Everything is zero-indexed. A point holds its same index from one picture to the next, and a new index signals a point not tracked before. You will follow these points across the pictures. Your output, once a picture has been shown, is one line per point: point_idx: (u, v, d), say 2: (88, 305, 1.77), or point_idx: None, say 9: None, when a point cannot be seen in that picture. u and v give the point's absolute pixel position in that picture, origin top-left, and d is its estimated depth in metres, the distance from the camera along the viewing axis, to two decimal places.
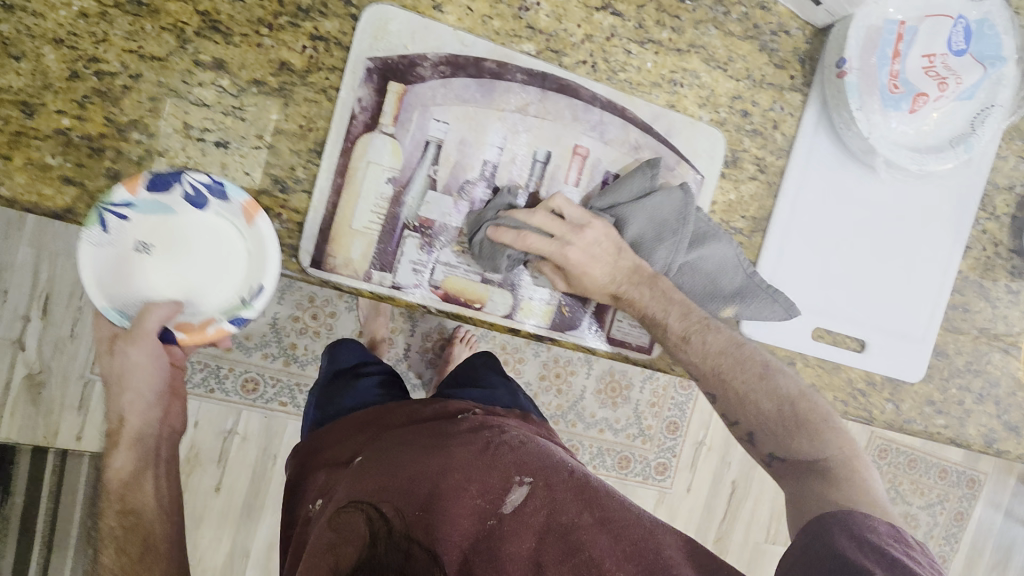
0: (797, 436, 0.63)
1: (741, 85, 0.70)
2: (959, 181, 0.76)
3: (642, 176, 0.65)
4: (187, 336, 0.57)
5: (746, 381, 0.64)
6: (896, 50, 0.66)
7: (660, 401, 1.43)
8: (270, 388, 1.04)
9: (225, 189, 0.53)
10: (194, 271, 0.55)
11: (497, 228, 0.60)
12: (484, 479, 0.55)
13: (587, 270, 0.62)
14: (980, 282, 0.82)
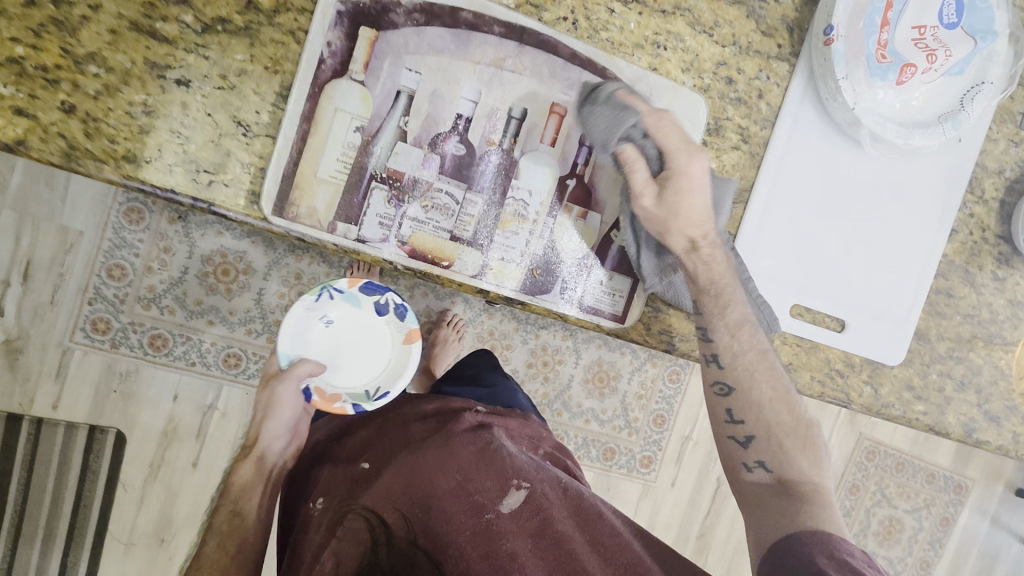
0: (793, 454, 0.68)
1: (727, 52, 0.68)
2: (947, 162, 0.74)
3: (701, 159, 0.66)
4: (320, 400, 0.66)
5: (771, 392, 0.68)
6: (884, 18, 0.65)
7: (648, 393, 1.42)
8: (252, 364, 1.25)
9: (406, 313, 0.68)
10: (349, 355, 0.66)
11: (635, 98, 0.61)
12: (480, 480, 0.66)
13: (694, 193, 0.62)
14: (965, 267, 0.80)
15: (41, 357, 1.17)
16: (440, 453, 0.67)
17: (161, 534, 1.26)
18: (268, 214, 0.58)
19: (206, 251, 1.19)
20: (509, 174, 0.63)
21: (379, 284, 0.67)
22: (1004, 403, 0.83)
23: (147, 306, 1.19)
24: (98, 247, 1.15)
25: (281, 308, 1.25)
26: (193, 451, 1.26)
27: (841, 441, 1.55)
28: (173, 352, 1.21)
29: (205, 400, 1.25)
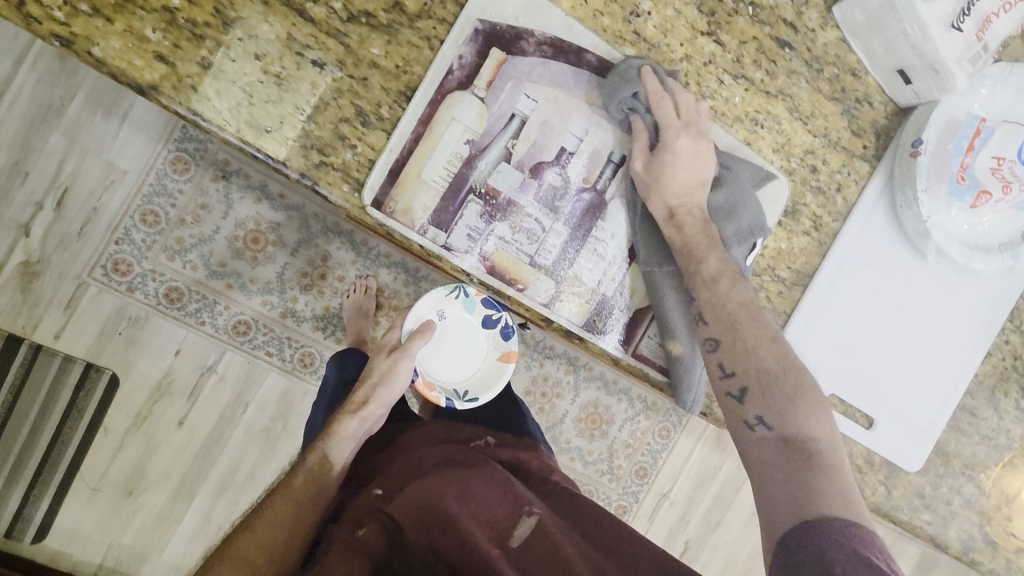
0: (794, 406, 0.64)
1: (816, 142, 0.71)
2: (999, 288, 0.77)
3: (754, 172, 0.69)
4: (422, 384, 0.80)
5: (758, 336, 0.65)
6: (970, 144, 0.68)
7: (636, 443, 1.39)
8: (260, 335, 1.24)
9: (510, 335, 0.81)
10: (453, 351, 0.81)
11: (648, 70, 0.62)
12: (493, 510, 0.64)
13: (681, 165, 0.64)
14: (991, 389, 0.82)
15: (55, 286, 1.16)
16: (449, 478, 0.66)
17: (130, 487, 1.23)
18: (367, 205, 0.60)
19: (242, 215, 1.20)
20: (595, 215, 0.66)
21: (498, 303, 0.79)
22: (1004, 529, 0.84)
23: (171, 257, 1.18)
24: (138, 190, 1.16)
25: (301, 287, 1.24)
26: (181, 410, 1.24)
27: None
28: (186, 308, 1.20)
29: (206, 361, 1.23)
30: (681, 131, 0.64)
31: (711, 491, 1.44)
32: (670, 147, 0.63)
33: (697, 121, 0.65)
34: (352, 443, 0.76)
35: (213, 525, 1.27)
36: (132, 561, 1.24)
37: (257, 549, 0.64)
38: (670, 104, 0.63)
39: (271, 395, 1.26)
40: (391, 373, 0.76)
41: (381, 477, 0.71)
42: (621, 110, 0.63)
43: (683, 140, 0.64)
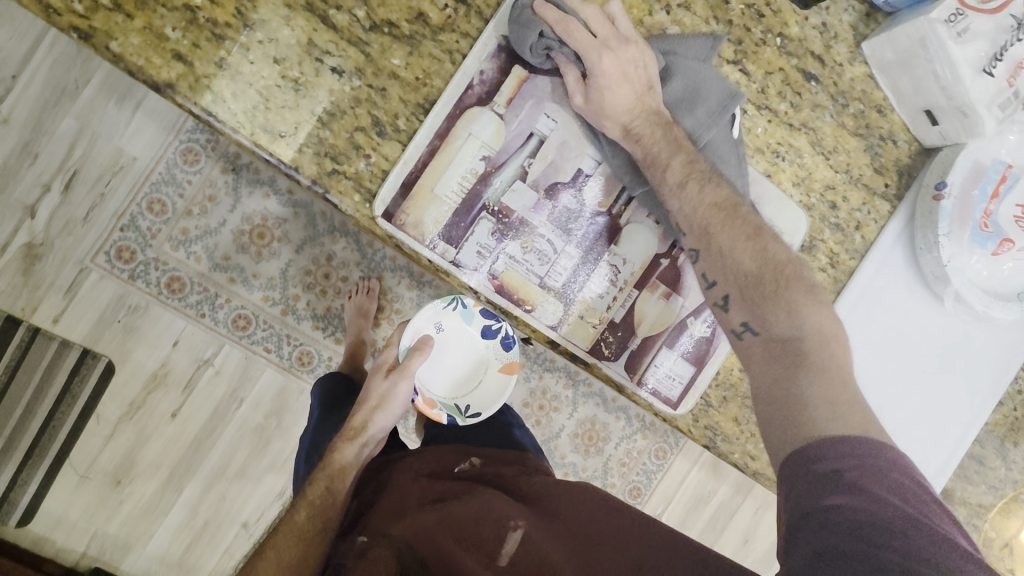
0: (774, 305, 0.56)
1: (838, 178, 0.70)
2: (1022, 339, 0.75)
3: (703, 44, 0.62)
4: (422, 402, 0.81)
5: (731, 238, 0.58)
6: (996, 191, 0.67)
7: (631, 463, 1.37)
8: (260, 331, 1.22)
9: (511, 345, 0.81)
10: (453, 363, 0.81)
11: (544, 4, 0.57)
12: (477, 531, 0.60)
13: (613, 84, 0.58)
14: (1001, 439, 0.80)
15: (57, 270, 1.15)
16: (433, 514, 0.63)
17: (119, 476, 1.22)
18: (378, 217, 0.58)
19: (249, 210, 1.19)
20: (609, 239, 0.65)
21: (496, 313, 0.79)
22: None
23: (175, 248, 1.17)
24: (146, 178, 1.15)
25: (304, 285, 1.23)
26: (175, 401, 1.22)
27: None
28: (187, 299, 1.19)
29: (203, 354, 1.22)
30: (604, 46, 0.57)
31: (704, 516, 1.41)
32: (603, 71, 0.57)
33: (609, 33, 0.58)
34: (352, 470, 0.76)
35: (200, 519, 1.25)
36: (116, 551, 1.23)
37: None
38: (577, 27, 0.57)
39: (266, 392, 1.25)
40: (389, 397, 0.78)
41: (366, 526, 0.68)
42: (540, 57, 0.58)
43: (609, 54, 0.57)
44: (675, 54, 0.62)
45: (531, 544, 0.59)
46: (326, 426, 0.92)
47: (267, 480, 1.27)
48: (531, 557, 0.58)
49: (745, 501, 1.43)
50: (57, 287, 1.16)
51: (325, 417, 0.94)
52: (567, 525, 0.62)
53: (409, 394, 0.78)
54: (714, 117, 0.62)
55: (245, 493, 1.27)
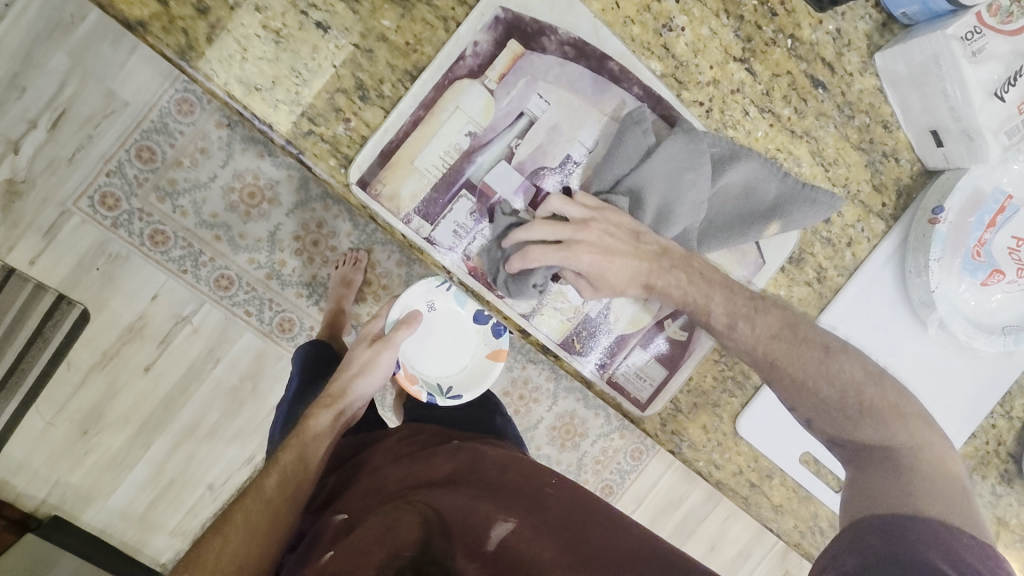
0: (863, 424, 0.61)
1: (835, 192, 0.68)
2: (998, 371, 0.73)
3: (632, 135, 0.59)
4: (403, 376, 0.78)
5: (804, 367, 0.61)
6: (992, 220, 0.65)
7: (605, 461, 1.36)
8: (241, 293, 1.19)
9: (501, 333, 0.79)
10: (439, 343, 0.79)
11: (510, 261, 0.59)
12: (467, 517, 0.61)
13: (607, 270, 0.60)
14: (970, 472, 0.78)
15: (37, 211, 1.12)
16: (420, 507, 0.62)
17: (86, 426, 1.20)
18: (353, 183, 0.56)
19: (241, 167, 1.16)
20: None
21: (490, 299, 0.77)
22: None
23: (161, 199, 1.14)
24: (136, 125, 1.11)
25: (291, 249, 1.19)
26: (150, 355, 1.20)
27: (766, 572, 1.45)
28: (170, 253, 1.16)
29: (182, 311, 1.19)
30: (574, 242, 0.58)
31: (673, 520, 1.41)
32: (588, 262, 0.59)
33: (563, 228, 0.58)
34: (327, 437, 0.73)
35: (165, 477, 1.24)
36: (77, 501, 1.21)
37: (229, 558, 0.62)
38: (543, 245, 0.58)
39: (243, 355, 1.23)
40: (370, 365, 0.75)
41: (343, 502, 0.68)
42: (545, 277, 0.61)
43: (582, 244, 0.58)
44: (624, 178, 0.60)
45: (518, 538, 0.60)
46: (303, 399, 0.91)
47: (236, 445, 1.26)
48: (517, 552, 0.59)
49: (715, 509, 1.41)
50: (34, 228, 1.12)
51: (303, 388, 0.92)
52: (552, 513, 0.63)
53: (391, 364, 0.75)
54: (698, 182, 0.59)
55: (214, 455, 1.25)
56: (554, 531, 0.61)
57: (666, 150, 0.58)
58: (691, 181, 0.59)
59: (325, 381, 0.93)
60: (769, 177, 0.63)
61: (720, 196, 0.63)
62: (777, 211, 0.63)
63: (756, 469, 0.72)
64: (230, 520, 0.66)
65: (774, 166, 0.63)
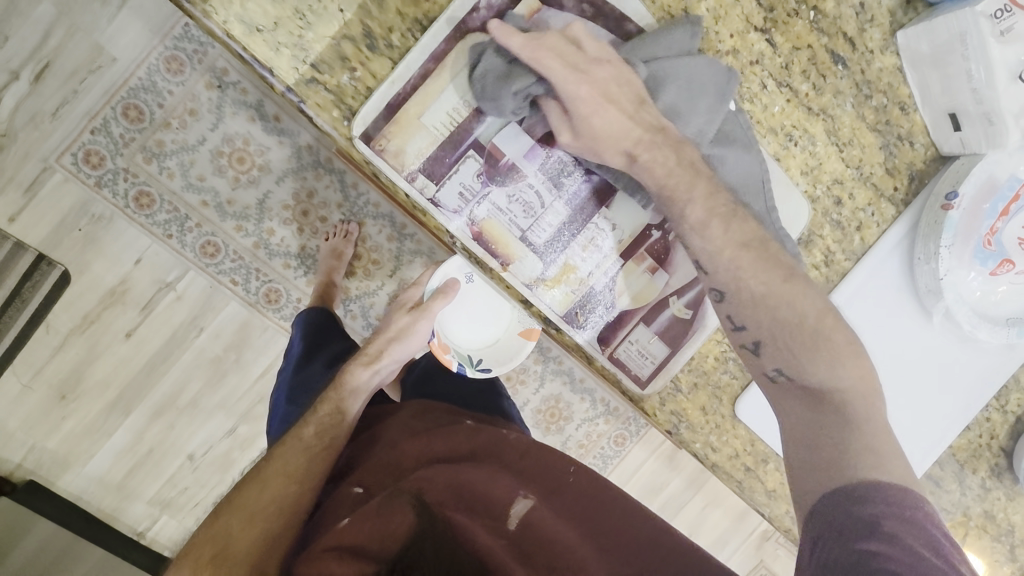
0: (809, 358, 0.58)
1: (847, 173, 0.66)
2: (998, 366, 0.72)
3: (682, 35, 0.56)
4: (437, 345, 0.86)
5: (764, 282, 0.58)
6: (1005, 208, 0.64)
7: (588, 446, 1.35)
8: (228, 262, 1.16)
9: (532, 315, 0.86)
10: (472, 316, 0.87)
11: (503, 32, 0.52)
12: (490, 490, 0.62)
13: (597, 115, 0.55)
14: (960, 465, 0.76)
15: (17, 165, 1.07)
16: (445, 482, 0.61)
17: (63, 391, 1.16)
18: (356, 137, 0.54)
19: (231, 130, 1.11)
20: (600, 201, 0.61)
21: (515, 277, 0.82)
22: None
23: (148, 160, 1.10)
24: (124, 81, 1.06)
25: (281, 219, 1.16)
26: (132, 321, 1.16)
27: (741, 561, 1.44)
28: (155, 217, 1.12)
29: (166, 277, 1.15)
30: (585, 70, 0.53)
31: (653, 505, 1.40)
32: (586, 98, 0.54)
33: (577, 57, 0.53)
34: (361, 394, 0.77)
35: (145, 445, 1.21)
36: (52, 467, 1.18)
37: (267, 501, 0.61)
38: (547, 53, 0.52)
39: (228, 325, 1.19)
40: (406, 331, 0.83)
41: (359, 473, 0.66)
42: (522, 102, 0.54)
43: (589, 77, 0.53)
44: (655, 59, 0.56)
45: (541, 517, 0.61)
46: (308, 369, 0.87)
47: (217, 416, 1.23)
48: (538, 529, 0.60)
49: (695, 497, 1.40)
50: (13, 183, 1.07)
51: (307, 359, 0.89)
52: (569, 489, 0.64)
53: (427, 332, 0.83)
54: (714, 110, 0.57)
55: (194, 426, 1.22)
56: (573, 515, 0.62)
57: (704, 61, 0.56)
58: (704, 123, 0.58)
59: (328, 352, 0.91)
60: (759, 188, 0.60)
61: (706, 168, 0.61)
62: (758, 221, 0.61)
63: (752, 454, 0.70)
64: (271, 464, 0.66)
65: (768, 183, 0.60)
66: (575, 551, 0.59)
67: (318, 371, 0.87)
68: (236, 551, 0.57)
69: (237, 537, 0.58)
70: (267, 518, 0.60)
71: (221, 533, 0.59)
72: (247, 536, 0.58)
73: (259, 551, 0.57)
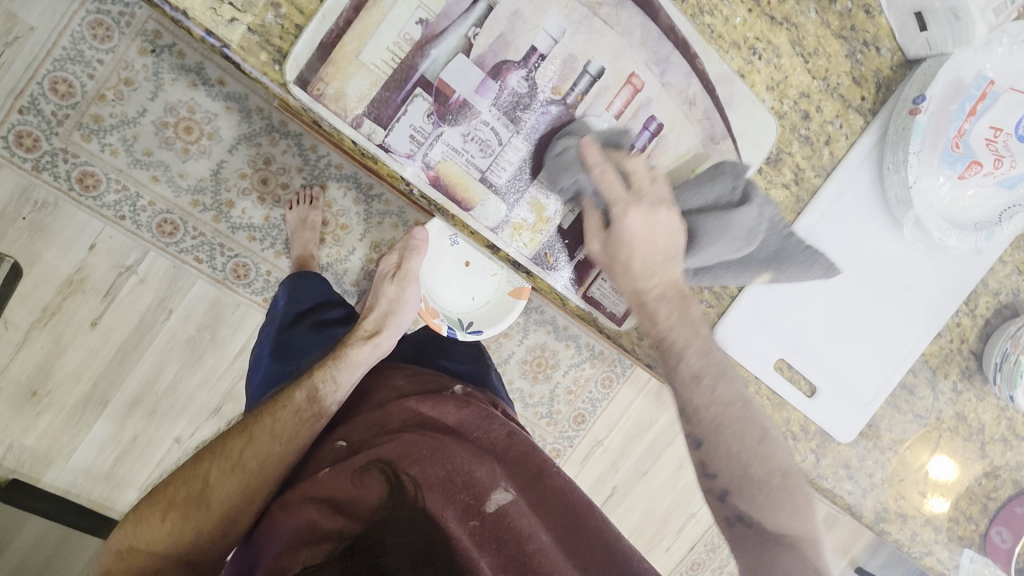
0: (775, 509, 0.62)
1: (814, 85, 0.64)
2: (963, 281, 0.73)
3: (722, 185, 0.62)
4: (426, 310, 0.91)
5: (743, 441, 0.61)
6: (973, 108, 0.63)
7: (577, 391, 1.35)
8: (188, 240, 1.10)
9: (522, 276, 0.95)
10: (454, 279, 0.96)
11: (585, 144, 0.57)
12: (472, 472, 0.59)
13: (633, 249, 0.59)
14: (933, 371, 0.77)
15: None
16: (433, 454, 0.58)
17: (35, 386, 1.12)
18: (290, 82, 0.50)
19: (173, 99, 1.04)
20: (562, 133, 0.58)
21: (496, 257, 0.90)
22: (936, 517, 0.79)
23: (87, 138, 1.02)
24: (47, 52, 0.98)
25: (238, 190, 1.10)
26: (95, 309, 1.11)
27: None
28: (103, 199, 1.05)
29: (125, 260, 1.09)
30: (629, 207, 0.58)
31: (643, 443, 1.42)
32: (640, 230, 0.58)
33: (644, 207, 0.58)
34: (360, 366, 0.73)
35: (129, 433, 1.18)
36: (35, 463, 1.14)
37: (250, 457, 0.61)
38: (613, 177, 0.58)
39: (198, 305, 1.14)
40: (399, 301, 0.84)
41: (348, 429, 0.66)
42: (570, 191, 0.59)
43: (634, 215, 0.58)
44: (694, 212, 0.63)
45: (519, 512, 0.58)
46: (294, 331, 0.84)
47: (199, 397, 1.20)
48: (513, 522, 0.57)
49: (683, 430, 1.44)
50: None
51: (294, 318, 0.86)
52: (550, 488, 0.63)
53: (416, 297, 0.86)
54: (751, 233, 0.62)
55: (178, 408, 1.19)
56: (545, 514, 0.61)
57: (743, 211, 0.61)
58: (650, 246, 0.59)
59: (314, 313, 0.88)
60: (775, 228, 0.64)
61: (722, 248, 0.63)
62: (777, 258, 0.66)
63: None
64: (259, 421, 0.64)
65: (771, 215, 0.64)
66: (541, 554, 0.57)
67: (308, 336, 0.84)
68: (209, 499, 0.58)
69: (214, 487, 0.59)
70: (246, 472, 0.60)
71: (201, 477, 0.60)
72: (224, 487, 0.59)
73: (235, 504, 0.59)
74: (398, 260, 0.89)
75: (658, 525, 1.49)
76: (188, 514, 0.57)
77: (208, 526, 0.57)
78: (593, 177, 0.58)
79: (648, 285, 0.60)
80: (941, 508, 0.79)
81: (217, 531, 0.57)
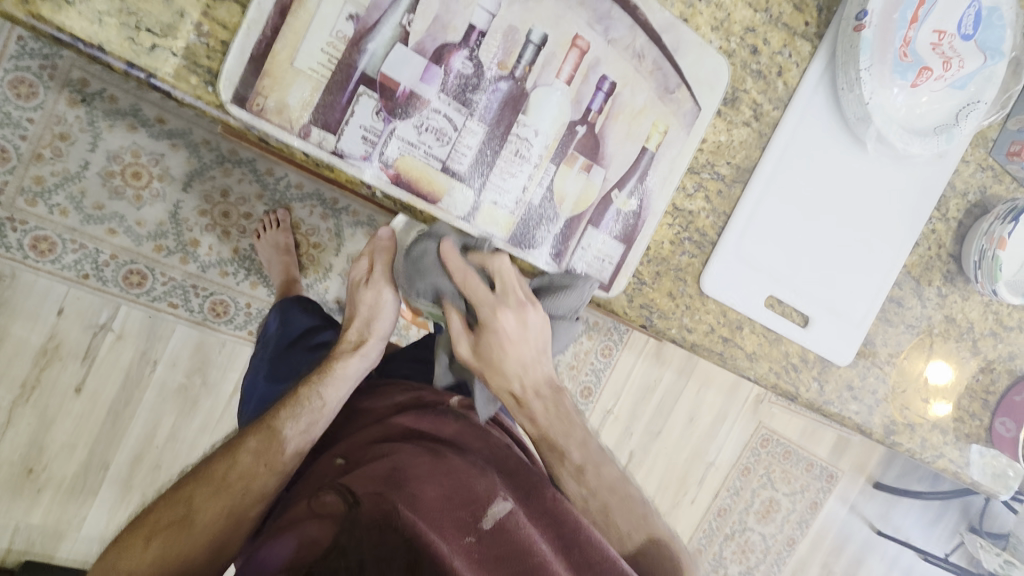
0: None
1: (757, 18, 0.65)
2: (928, 190, 0.74)
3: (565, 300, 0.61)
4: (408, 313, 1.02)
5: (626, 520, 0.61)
6: (915, 15, 0.63)
7: (580, 364, 1.34)
8: (159, 286, 1.07)
9: None
10: None
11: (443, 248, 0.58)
12: (468, 485, 0.57)
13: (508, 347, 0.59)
14: (917, 280, 0.78)
15: None
16: (430, 470, 0.57)
17: (30, 464, 1.08)
18: (227, 103, 0.48)
19: (114, 146, 1.00)
20: (515, 108, 0.57)
21: None
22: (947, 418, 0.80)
23: (32, 202, 0.98)
24: None
25: (201, 227, 1.07)
26: (77, 375, 1.07)
27: (741, 429, 1.51)
28: (62, 260, 1.02)
29: (97, 319, 1.06)
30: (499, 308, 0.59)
31: (652, 403, 1.43)
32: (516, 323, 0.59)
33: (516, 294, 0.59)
34: (348, 383, 0.71)
35: (137, 494, 1.14)
36: (47, 540, 1.11)
37: (236, 476, 0.59)
38: (475, 277, 0.59)
39: (182, 350, 1.11)
40: (378, 307, 0.73)
41: (337, 447, 0.66)
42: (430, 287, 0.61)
43: (506, 312, 0.59)
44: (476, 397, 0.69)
45: (519, 523, 0.54)
46: (291, 353, 0.83)
47: (200, 444, 1.16)
48: (513, 534, 0.53)
49: (688, 383, 1.46)
50: None
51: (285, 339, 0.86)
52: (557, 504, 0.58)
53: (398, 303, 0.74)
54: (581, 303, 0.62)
55: (180, 459, 1.16)
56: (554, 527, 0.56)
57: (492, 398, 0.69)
58: (520, 346, 0.59)
59: (302, 332, 0.87)
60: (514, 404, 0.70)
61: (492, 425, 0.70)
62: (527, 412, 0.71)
63: (726, 324, 0.70)
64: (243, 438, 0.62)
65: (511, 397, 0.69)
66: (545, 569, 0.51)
67: (302, 356, 0.82)
68: (196, 520, 0.56)
69: (201, 509, 0.56)
70: (231, 492, 0.58)
71: (184, 499, 0.57)
72: (213, 508, 0.57)
73: (222, 526, 0.56)
74: (369, 263, 0.73)
75: (680, 480, 1.51)
76: (172, 537, 0.54)
77: (196, 554, 0.54)
78: (457, 282, 0.59)
79: (519, 382, 0.60)
80: (945, 411, 0.80)
81: (207, 554, 0.55)
